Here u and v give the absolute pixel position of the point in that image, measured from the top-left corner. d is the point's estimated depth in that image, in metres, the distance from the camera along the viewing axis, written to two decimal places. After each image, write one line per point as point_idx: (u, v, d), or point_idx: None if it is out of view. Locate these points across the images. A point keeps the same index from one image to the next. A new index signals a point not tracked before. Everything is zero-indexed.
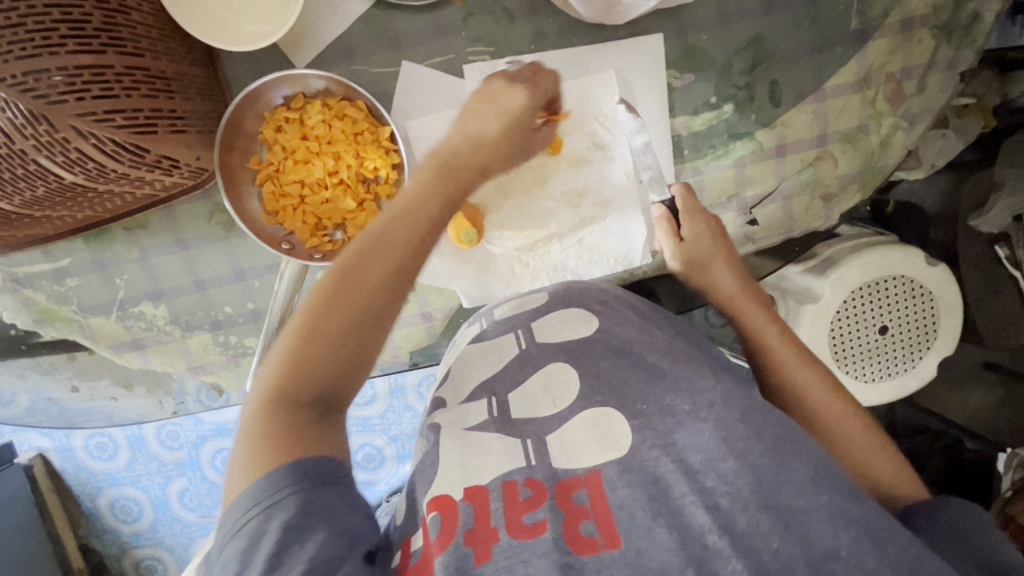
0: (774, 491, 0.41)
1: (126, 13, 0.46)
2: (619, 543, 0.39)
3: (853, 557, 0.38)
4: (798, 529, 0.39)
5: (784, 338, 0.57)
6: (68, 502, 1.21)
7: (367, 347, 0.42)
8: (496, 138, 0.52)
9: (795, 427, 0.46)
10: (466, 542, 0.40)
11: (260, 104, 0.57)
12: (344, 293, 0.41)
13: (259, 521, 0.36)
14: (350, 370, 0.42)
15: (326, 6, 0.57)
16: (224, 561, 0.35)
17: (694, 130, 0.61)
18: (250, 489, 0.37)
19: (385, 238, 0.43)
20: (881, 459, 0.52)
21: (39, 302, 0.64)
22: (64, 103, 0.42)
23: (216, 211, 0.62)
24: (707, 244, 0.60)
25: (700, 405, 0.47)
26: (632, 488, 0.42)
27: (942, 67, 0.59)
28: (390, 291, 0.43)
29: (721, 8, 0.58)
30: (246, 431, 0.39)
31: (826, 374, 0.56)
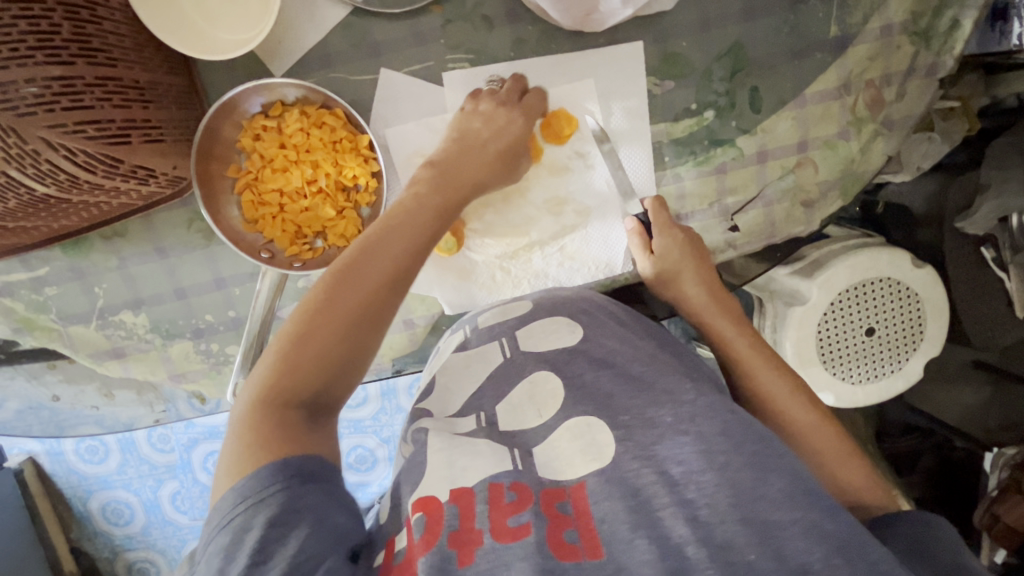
0: (752, 505, 0.41)
1: (98, 22, 0.46)
2: (600, 553, 0.39)
3: (826, 570, 0.37)
4: (774, 544, 0.38)
5: (752, 346, 0.58)
6: (59, 506, 1.21)
7: (357, 353, 0.46)
8: (480, 160, 0.57)
9: (775, 439, 0.46)
10: (449, 543, 0.40)
11: (238, 113, 0.57)
12: (339, 298, 0.45)
13: (246, 517, 0.38)
14: (341, 373, 0.45)
15: (304, 14, 0.57)
16: (209, 554, 0.38)
17: (675, 136, 0.61)
18: (240, 484, 0.39)
19: (384, 249, 0.48)
20: (845, 467, 0.53)
21: (17, 310, 0.64)
22: (34, 114, 0.42)
23: (195, 220, 0.62)
24: (676, 256, 0.60)
25: (682, 417, 0.47)
26: (612, 500, 0.42)
27: (922, 74, 0.60)
28: (384, 299, 0.47)
29: (701, 15, 0.58)
30: (240, 429, 0.42)
31: (795, 381, 0.56)
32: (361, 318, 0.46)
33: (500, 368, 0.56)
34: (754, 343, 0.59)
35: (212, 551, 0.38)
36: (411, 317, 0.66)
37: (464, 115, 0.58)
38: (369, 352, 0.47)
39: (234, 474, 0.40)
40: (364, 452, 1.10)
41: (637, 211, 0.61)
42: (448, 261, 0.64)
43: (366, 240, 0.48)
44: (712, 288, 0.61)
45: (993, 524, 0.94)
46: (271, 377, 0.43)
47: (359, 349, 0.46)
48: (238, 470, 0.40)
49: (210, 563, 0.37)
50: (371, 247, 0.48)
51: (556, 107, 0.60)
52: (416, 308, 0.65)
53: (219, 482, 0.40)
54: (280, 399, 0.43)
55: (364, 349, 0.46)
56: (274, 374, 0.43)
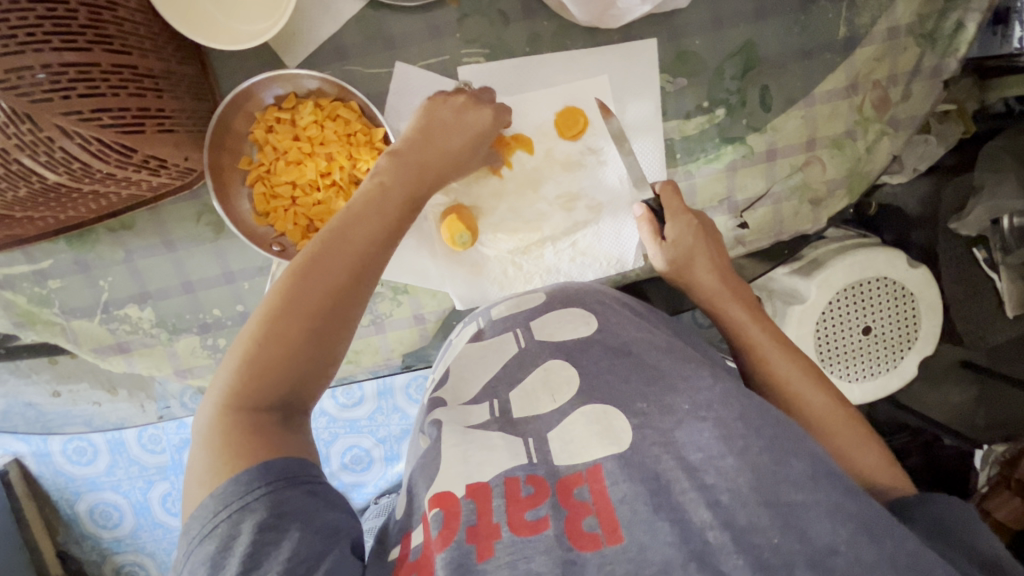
0: (773, 488, 0.41)
1: (113, 9, 0.45)
2: (619, 537, 0.40)
3: (852, 551, 0.37)
4: (796, 526, 0.39)
5: (766, 330, 0.58)
6: (47, 508, 1.18)
7: (329, 348, 0.44)
8: (455, 146, 0.55)
9: (793, 426, 0.46)
10: (467, 539, 0.40)
11: (251, 104, 0.56)
12: (298, 295, 0.42)
13: (231, 524, 0.36)
14: (313, 370, 0.43)
15: (319, 6, 0.56)
16: (195, 565, 0.36)
17: (687, 133, 0.61)
18: (215, 494, 0.37)
19: (348, 236, 0.46)
20: (861, 448, 0.53)
21: (18, 303, 0.62)
22: (49, 101, 0.41)
23: (204, 213, 0.61)
24: (688, 241, 0.59)
25: (699, 404, 0.47)
26: (633, 483, 0.42)
27: (926, 76, 0.61)
28: (350, 290, 0.44)
29: (714, 14, 0.59)
30: (206, 439, 0.39)
31: (810, 367, 0.56)
32: (327, 312, 0.43)
33: (514, 359, 0.56)
34: (768, 326, 0.58)
35: (197, 561, 0.36)
36: (422, 312, 0.66)
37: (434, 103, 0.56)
38: (341, 347, 0.45)
39: (206, 486, 0.38)
40: (360, 452, 1.09)
41: (647, 196, 0.59)
42: (460, 256, 0.64)
43: (325, 230, 0.46)
44: (722, 269, 0.61)
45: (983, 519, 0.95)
46: (235, 382, 0.40)
47: (329, 344, 0.43)
48: (209, 482, 0.38)
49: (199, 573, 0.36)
50: (333, 238, 0.45)
51: (574, 105, 0.60)
52: (427, 303, 0.65)
53: (191, 494, 0.38)
54: (248, 404, 0.40)
55: (335, 345, 0.44)
56: (241, 378, 0.41)
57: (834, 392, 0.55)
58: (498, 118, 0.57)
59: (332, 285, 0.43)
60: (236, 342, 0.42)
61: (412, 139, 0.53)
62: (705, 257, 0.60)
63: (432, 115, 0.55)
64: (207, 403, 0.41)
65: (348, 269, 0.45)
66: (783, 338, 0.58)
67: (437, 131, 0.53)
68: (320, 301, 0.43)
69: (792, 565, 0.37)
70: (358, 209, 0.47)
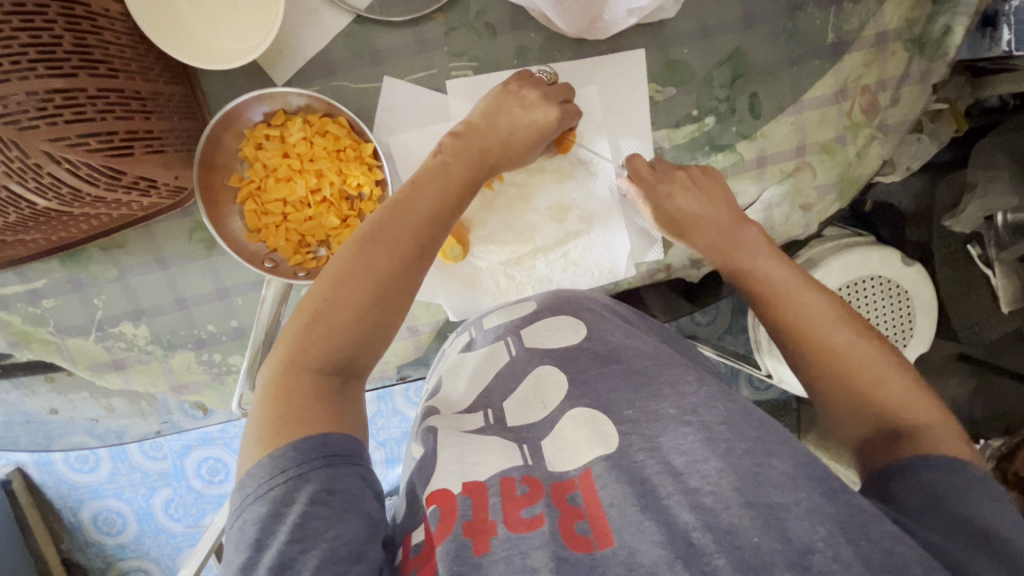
0: (757, 490, 0.41)
1: (98, 33, 0.45)
2: (610, 541, 0.40)
3: (830, 549, 0.38)
4: (777, 524, 0.39)
5: (776, 270, 0.56)
6: (49, 516, 1.19)
7: (387, 317, 0.46)
8: (510, 131, 0.55)
9: (777, 427, 0.47)
10: (465, 533, 0.41)
11: (239, 122, 0.56)
12: (367, 266, 0.45)
13: (286, 489, 0.38)
14: (372, 338, 0.45)
15: (305, 22, 0.56)
16: (245, 523, 0.38)
17: (676, 142, 0.62)
18: (274, 456, 0.39)
19: (411, 211, 0.48)
20: (891, 378, 0.48)
21: (14, 323, 0.63)
22: (36, 128, 0.41)
23: (196, 229, 0.61)
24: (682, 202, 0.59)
25: (685, 408, 0.47)
26: (620, 484, 0.43)
27: (915, 80, 0.61)
28: (413, 271, 0.47)
29: (701, 22, 0.58)
30: (272, 393, 0.42)
31: (830, 302, 0.53)
32: (390, 286, 0.45)
33: (507, 368, 0.56)
34: (778, 266, 0.56)
35: (249, 520, 0.38)
36: (415, 324, 0.66)
37: (503, 92, 0.56)
38: (396, 323, 0.47)
39: (266, 445, 0.40)
40: None
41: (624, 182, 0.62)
42: (452, 268, 0.64)
43: (394, 202, 0.48)
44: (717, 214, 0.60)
45: None
46: (302, 342, 0.43)
47: (389, 313, 0.46)
48: (269, 441, 0.40)
49: (248, 533, 0.38)
50: (397, 211, 0.48)
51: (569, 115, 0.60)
52: (420, 315, 0.65)
53: (249, 451, 0.40)
54: (312, 366, 0.43)
55: (391, 319, 0.46)
56: (305, 338, 0.43)
57: (858, 328, 0.51)
58: (564, 116, 0.57)
59: (396, 256, 0.46)
60: (304, 302, 0.44)
61: (472, 121, 0.55)
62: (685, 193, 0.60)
63: (498, 98, 0.56)
64: (272, 360, 0.43)
65: (415, 248, 0.47)
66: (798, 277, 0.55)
67: (497, 116, 0.55)
68: (386, 275, 0.45)
69: (772, 564, 0.37)
70: (427, 191, 0.49)
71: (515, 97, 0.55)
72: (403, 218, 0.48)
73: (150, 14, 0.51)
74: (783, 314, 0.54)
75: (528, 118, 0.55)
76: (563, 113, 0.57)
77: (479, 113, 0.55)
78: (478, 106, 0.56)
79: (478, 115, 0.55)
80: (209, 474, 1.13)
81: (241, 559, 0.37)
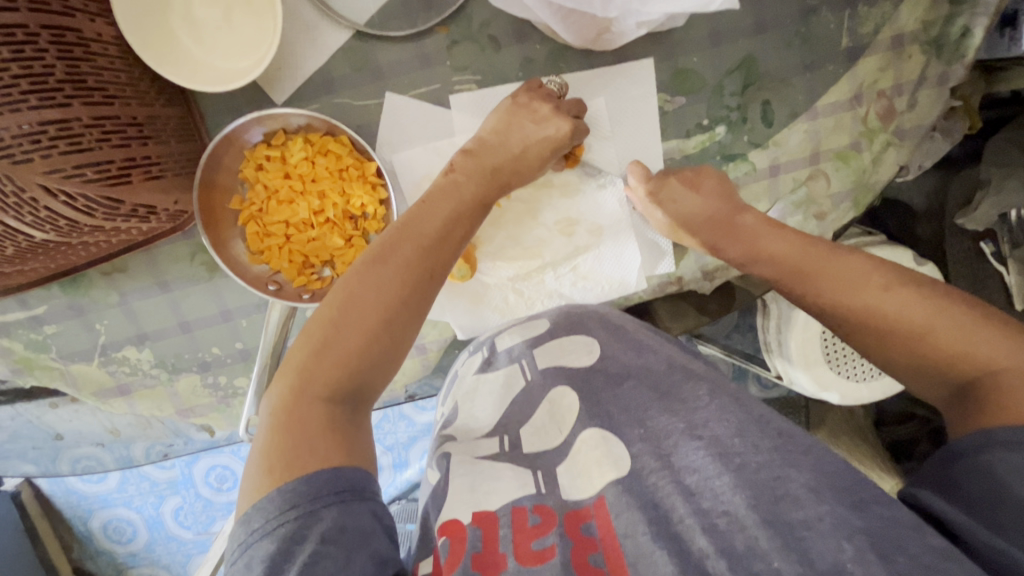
0: (773, 506, 0.40)
1: (91, 59, 0.44)
2: (624, 574, 0.40)
3: (860, 570, 0.36)
4: (798, 545, 0.38)
5: (796, 245, 0.54)
6: (60, 527, 1.19)
7: (398, 341, 0.45)
8: (522, 148, 0.54)
9: (794, 434, 0.46)
10: (474, 565, 0.40)
11: (239, 144, 0.55)
12: (379, 289, 0.44)
13: (297, 526, 0.37)
14: (383, 363, 0.44)
15: (304, 38, 0.55)
16: (252, 559, 0.37)
17: (687, 152, 0.60)
18: (284, 489, 0.38)
19: (421, 230, 0.47)
20: (936, 323, 0.46)
21: (16, 350, 0.62)
22: (30, 162, 0.40)
23: (198, 252, 0.60)
24: (690, 198, 0.58)
25: (695, 423, 0.47)
26: (632, 511, 0.42)
27: (932, 84, 0.59)
28: (424, 292, 0.46)
29: (712, 29, 0.57)
30: (280, 422, 0.41)
31: (857, 260, 0.51)
32: (401, 310, 0.45)
33: (521, 392, 0.55)
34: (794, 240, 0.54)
35: (256, 558, 0.37)
36: (423, 342, 0.64)
37: (514, 107, 0.54)
38: (406, 348, 0.46)
39: (276, 477, 0.38)
40: None
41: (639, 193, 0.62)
42: (460, 286, 0.63)
43: (404, 221, 0.48)
44: (723, 201, 0.58)
45: None
46: (311, 368, 0.42)
47: (400, 337, 0.45)
48: (279, 472, 0.39)
49: (256, 570, 0.36)
50: (407, 230, 0.47)
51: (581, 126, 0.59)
52: (428, 333, 0.64)
53: (254, 484, 0.39)
54: (322, 393, 0.42)
55: (401, 343, 0.45)
56: (314, 364, 0.42)
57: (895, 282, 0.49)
58: (576, 131, 0.55)
59: (407, 277, 0.45)
60: (313, 326, 0.43)
61: (480, 138, 0.54)
62: (687, 196, 0.58)
63: (510, 112, 0.54)
64: (280, 386, 0.42)
65: (427, 270, 0.46)
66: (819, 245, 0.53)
67: (509, 131, 0.54)
68: (397, 299, 0.44)
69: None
70: (438, 211, 0.49)
71: (528, 112, 0.54)
72: (413, 238, 0.47)
73: (142, 36, 0.50)
74: (813, 288, 0.52)
75: (542, 133, 0.54)
76: (576, 127, 0.55)
77: (488, 129, 0.54)
78: (488, 122, 0.55)
79: (488, 130, 0.54)
80: (218, 481, 1.13)
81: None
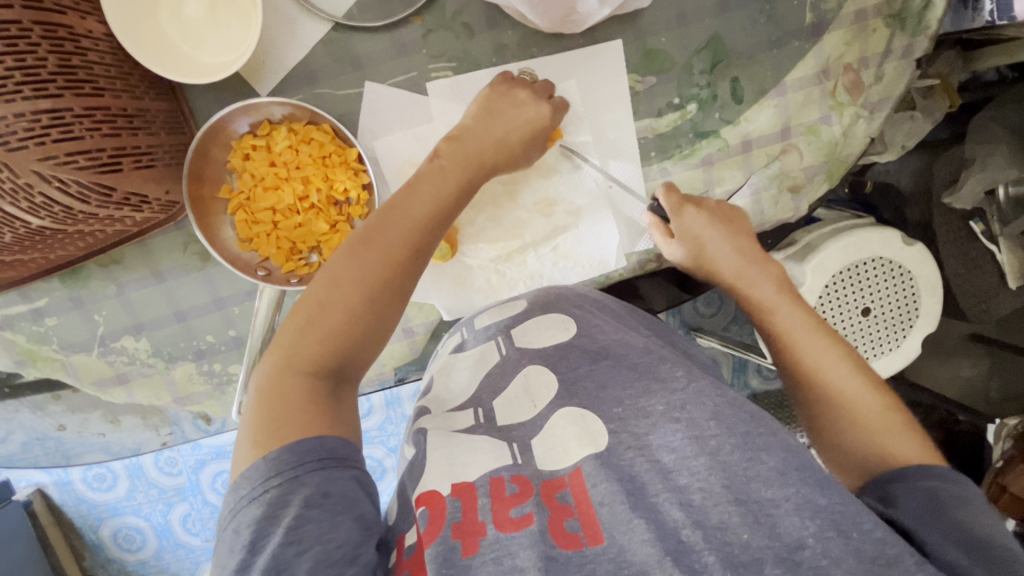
0: (745, 486, 0.42)
1: (82, 53, 0.46)
2: (600, 538, 0.41)
3: (819, 545, 0.39)
4: (767, 521, 0.40)
5: (797, 313, 0.58)
6: (70, 535, 1.20)
7: (382, 319, 0.47)
8: (505, 131, 0.56)
9: (769, 419, 0.47)
10: (454, 534, 0.41)
11: (226, 134, 0.58)
12: (362, 269, 0.46)
13: (281, 491, 0.38)
14: (367, 340, 0.46)
15: (286, 32, 0.58)
16: (240, 524, 0.38)
17: (659, 131, 0.62)
18: (268, 458, 0.39)
19: (404, 213, 0.49)
20: (895, 439, 0.51)
21: (19, 342, 0.64)
22: (25, 149, 0.42)
23: (190, 242, 0.62)
24: (700, 229, 0.60)
25: (674, 405, 0.47)
26: (610, 482, 0.43)
27: (898, 56, 0.60)
28: (408, 272, 0.48)
29: (677, 10, 0.59)
30: (268, 394, 0.42)
31: (844, 353, 0.55)
32: (385, 289, 0.46)
33: (497, 367, 0.56)
34: (794, 309, 0.59)
35: (244, 522, 0.38)
36: (410, 325, 0.66)
37: (495, 93, 0.57)
38: (390, 326, 0.48)
39: (260, 448, 0.40)
40: (372, 462, 1.10)
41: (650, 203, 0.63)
42: (443, 268, 0.65)
43: (389, 204, 0.49)
44: (747, 252, 0.61)
45: (999, 495, 0.93)
46: (296, 345, 0.44)
47: (385, 316, 0.47)
48: (263, 443, 0.40)
49: (243, 535, 0.38)
50: (391, 213, 0.49)
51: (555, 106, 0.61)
52: (414, 316, 0.66)
53: (242, 454, 0.40)
54: (307, 369, 0.43)
55: (385, 322, 0.47)
56: (301, 340, 0.44)
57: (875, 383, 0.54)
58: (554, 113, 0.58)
59: (392, 258, 0.47)
60: (299, 306, 0.45)
61: (464, 123, 0.56)
62: (719, 240, 0.61)
63: (491, 100, 0.57)
64: (269, 361, 0.44)
65: (411, 252, 0.48)
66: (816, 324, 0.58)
67: (492, 112, 0.56)
68: (381, 279, 0.46)
69: (762, 560, 0.38)
70: (423, 194, 0.50)
71: (504, 96, 0.57)
72: (398, 221, 0.48)
73: (132, 24, 0.52)
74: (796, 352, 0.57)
75: (524, 116, 0.56)
76: (554, 111, 0.58)
77: (473, 114, 0.56)
78: (472, 106, 0.57)
79: (470, 116, 0.56)
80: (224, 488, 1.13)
81: (236, 562, 0.37)
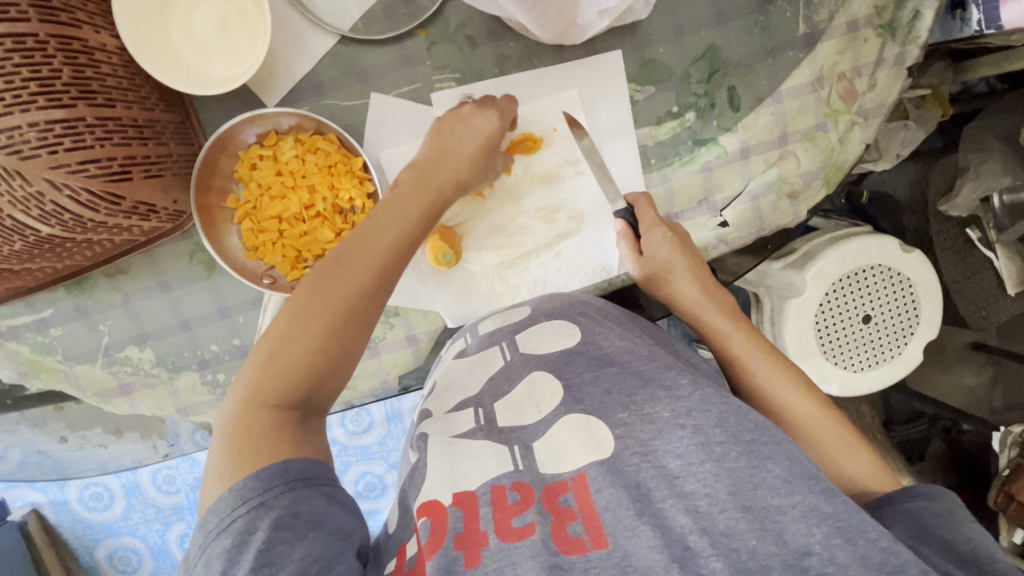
0: (751, 493, 0.42)
1: (96, 65, 0.47)
2: (604, 542, 0.41)
3: (826, 551, 0.39)
4: (773, 528, 0.40)
5: (751, 340, 0.62)
6: (65, 558, 1.18)
7: (345, 352, 0.47)
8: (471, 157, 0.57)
9: (773, 428, 0.47)
10: (456, 546, 0.41)
11: (234, 144, 0.59)
12: (322, 302, 0.46)
13: (249, 518, 0.39)
14: (330, 374, 0.46)
15: (293, 45, 0.59)
16: (210, 558, 0.39)
17: (659, 138, 0.63)
18: (234, 489, 0.40)
19: (363, 245, 0.49)
20: (846, 453, 0.56)
21: (23, 353, 0.64)
22: (38, 157, 0.43)
23: (197, 251, 0.63)
24: (667, 256, 0.61)
25: (679, 412, 0.47)
26: (616, 488, 0.43)
27: (890, 64, 0.61)
28: (369, 304, 0.48)
29: (675, 22, 0.60)
30: (233, 429, 0.43)
31: (793, 374, 0.60)
32: (347, 319, 0.46)
33: (501, 372, 0.57)
34: (747, 333, 0.62)
35: (229, 543, 0.38)
36: (414, 332, 0.67)
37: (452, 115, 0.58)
38: (358, 350, 0.48)
39: (227, 479, 0.41)
40: (373, 479, 1.08)
41: (621, 207, 0.63)
42: (447, 275, 0.65)
43: (350, 236, 0.50)
44: (709, 284, 0.63)
45: (1008, 504, 0.88)
46: (258, 382, 0.44)
47: (348, 349, 0.47)
48: (230, 475, 0.41)
49: (214, 566, 0.38)
50: (352, 246, 0.49)
51: (556, 115, 0.62)
52: (418, 324, 0.66)
53: (211, 489, 0.41)
54: (269, 403, 0.44)
55: (352, 351, 0.47)
56: (262, 378, 0.44)
57: (818, 395, 0.59)
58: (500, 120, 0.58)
59: (350, 290, 0.47)
60: (261, 343, 0.46)
61: (426, 155, 0.57)
62: (685, 273, 0.62)
63: (443, 126, 0.58)
64: (233, 399, 0.45)
65: (372, 281, 0.48)
66: (767, 349, 0.62)
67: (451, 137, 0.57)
68: (341, 309, 0.46)
69: (769, 566, 0.38)
70: (383, 226, 0.51)
71: (455, 118, 0.58)
72: (358, 254, 0.48)
73: (136, 20, 0.53)
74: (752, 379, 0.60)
75: (473, 134, 0.57)
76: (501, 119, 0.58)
77: (437, 145, 0.57)
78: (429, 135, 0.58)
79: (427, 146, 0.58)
80: None
81: None
